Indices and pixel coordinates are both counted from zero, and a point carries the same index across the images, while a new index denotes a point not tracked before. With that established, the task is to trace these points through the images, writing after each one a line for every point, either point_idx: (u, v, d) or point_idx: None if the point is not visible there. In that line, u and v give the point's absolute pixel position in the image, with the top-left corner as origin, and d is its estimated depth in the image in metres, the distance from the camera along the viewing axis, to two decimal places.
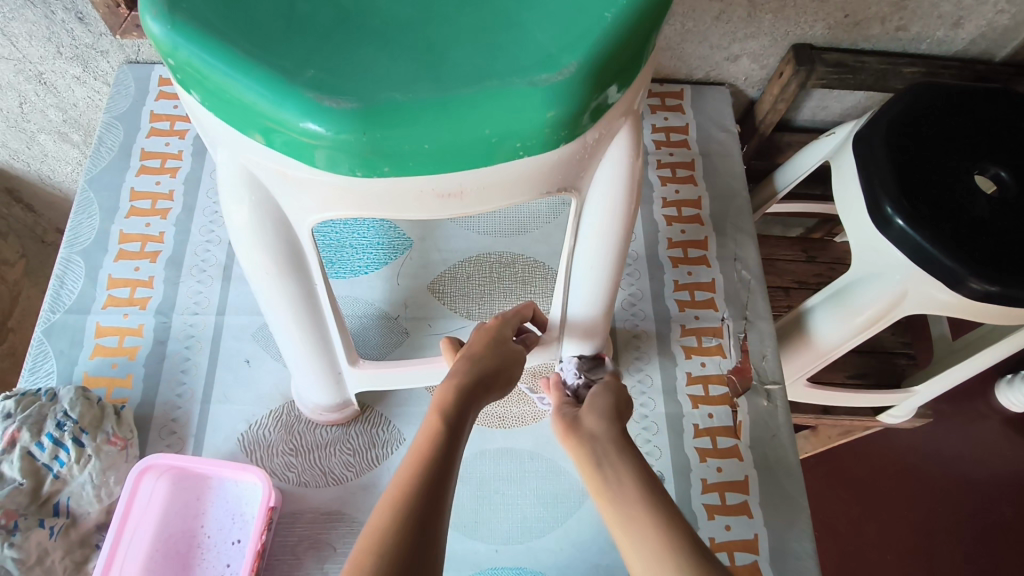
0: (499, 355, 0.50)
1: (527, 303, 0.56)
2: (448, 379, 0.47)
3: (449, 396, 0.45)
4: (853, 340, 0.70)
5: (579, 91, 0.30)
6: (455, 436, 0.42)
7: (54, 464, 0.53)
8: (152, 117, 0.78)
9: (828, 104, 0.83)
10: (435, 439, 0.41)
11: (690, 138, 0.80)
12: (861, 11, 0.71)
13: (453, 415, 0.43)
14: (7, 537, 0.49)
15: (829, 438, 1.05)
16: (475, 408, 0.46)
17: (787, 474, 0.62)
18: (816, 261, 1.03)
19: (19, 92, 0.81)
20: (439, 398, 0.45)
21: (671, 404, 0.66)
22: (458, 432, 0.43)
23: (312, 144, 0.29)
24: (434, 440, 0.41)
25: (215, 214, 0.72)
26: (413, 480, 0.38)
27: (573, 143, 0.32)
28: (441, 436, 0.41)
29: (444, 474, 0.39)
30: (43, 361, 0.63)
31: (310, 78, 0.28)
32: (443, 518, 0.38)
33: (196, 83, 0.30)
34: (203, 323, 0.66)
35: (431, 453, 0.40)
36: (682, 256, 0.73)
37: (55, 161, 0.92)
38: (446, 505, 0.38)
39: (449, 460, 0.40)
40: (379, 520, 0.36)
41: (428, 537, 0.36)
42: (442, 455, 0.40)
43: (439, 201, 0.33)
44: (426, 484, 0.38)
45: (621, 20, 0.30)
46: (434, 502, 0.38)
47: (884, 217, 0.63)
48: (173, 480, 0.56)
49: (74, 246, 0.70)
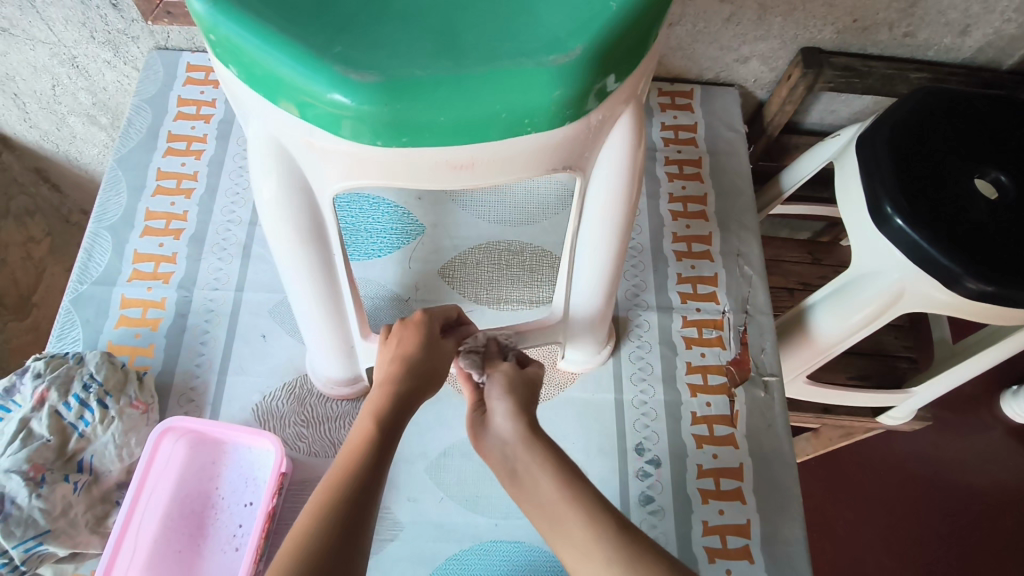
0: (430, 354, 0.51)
1: (451, 304, 0.56)
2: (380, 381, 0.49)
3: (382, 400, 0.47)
4: (852, 337, 0.72)
5: (584, 73, 0.32)
6: (383, 445, 0.45)
7: (80, 423, 0.56)
8: (179, 101, 0.81)
9: (836, 107, 0.85)
10: (364, 449, 0.44)
11: (699, 136, 0.82)
12: (870, 16, 0.73)
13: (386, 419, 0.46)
14: (35, 488, 0.52)
15: (829, 440, 1.06)
16: (406, 413, 0.48)
17: (781, 463, 0.64)
18: (821, 263, 1.05)
19: (53, 75, 0.84)
20: (372, 406, 0.47)
21: (671, 392, 0.68)
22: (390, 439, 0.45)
23: (338, 114, 0.31)
24: (364, 450, 0.44)
25: (236, 195, 0.75)
26: (338, 490, 0.41)
27: (578, 122, 0.34)
28: (370, 446, 0.44)
29: (370, 482, 0.42)
30: (71, 329, 0.67)
31: (338, 54, 0.31)
32: (365, 527, 0.40)
33: (235, 58, 0.32)
34: (223, 298, 0.69)
35: (359, 462, 0.43)
36: (686, 250, 0.75)
37: (83, 142, 0.97)
38: (368, 515, 0.41)
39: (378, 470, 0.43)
40: (302, 529, 0.39)
41: (346, 545, 0.39)
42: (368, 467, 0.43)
43: (454, 172, 0.35)
44: (349, 494, 0.41)
45: (626, 9, 0.32)
46: (355, 512, 0.40)
47: (884, 216, 0.64)
48: (190, 443, 0.59)
49: (102, 222, 0.73)
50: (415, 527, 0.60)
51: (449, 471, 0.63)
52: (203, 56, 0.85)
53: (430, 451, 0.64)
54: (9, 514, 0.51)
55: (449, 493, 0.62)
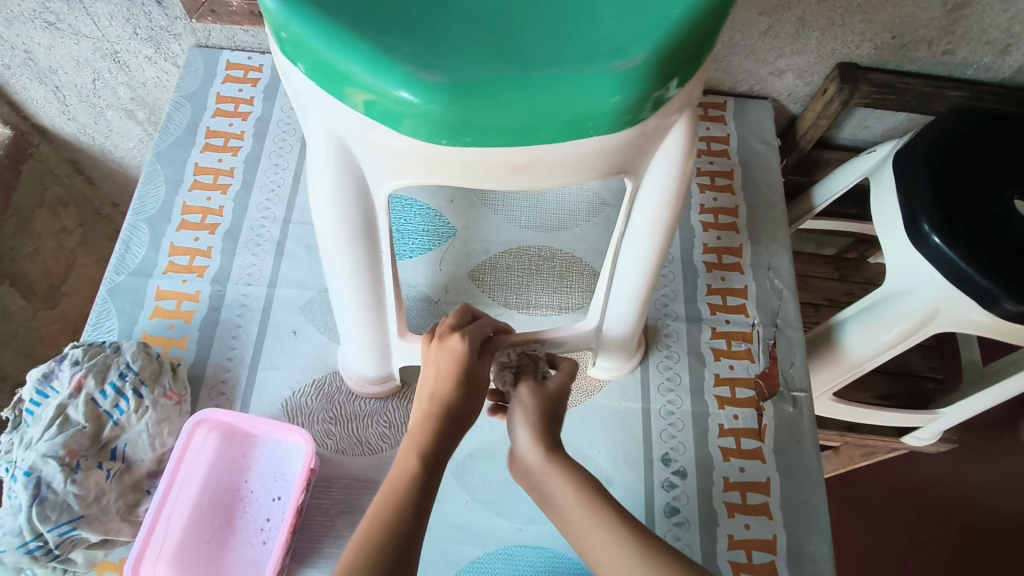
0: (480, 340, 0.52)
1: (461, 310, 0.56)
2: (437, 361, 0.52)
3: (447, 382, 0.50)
4: (884, 355, 0.71)
5: (647, 78, 0.32)
6: (428, 487, 0.45)
7: (115, 411, 0.57)
8: (218, 98, 0.82)
9: (870, 123, 0.84)
10: (409, 489, 0.44)
11: (731, 148, 0.82)
12: (909, 33, 0.73)
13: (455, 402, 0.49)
14: (70, 474, 0.53)
15: (850, 459, 1.06)
16: (449, 448, 0.49)
17: (808, 479, 0.64)
18: (848, 280, 1.04)
19: (95, 69, 0.86)
20: (417, 440, 0.48)
21: (698, 403, 0.67)
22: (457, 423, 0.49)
23: (404, 112, 0.32)
24: (409, 491, 0.44)
25: (271, 192, 0.76)
26: (383, 533, 0.42)
27: (636, 127, 0.34)
28: (414, 486, 0.45)
29: (436, 471, 0.47)
30: (106, 318, 0.68)
31: (407, 53, 0.31)
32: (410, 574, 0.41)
33: (303, 55, 0.33)
34: (255, 293, 0.70)
35: (404, 504, 0.44)
36: (716, 262, 0.75)
37: (119, 136, 0.98)
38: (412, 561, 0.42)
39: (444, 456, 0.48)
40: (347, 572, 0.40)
41: None
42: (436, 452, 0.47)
43: (512, 173, 0.35)
44: (394, 539, 0.41)
45: (689, 15, 0.33)
46: (400, 557, 0.41)
47: (920, 234, 0.64)
48: (221, 436, 0.60)
49: (140, 214, 0.74)
50: (439, 528, 0.60)
51: (474, 474, 0.63)
52: (243, 55, 0.86)
53: (456, 453, 0.64)
54: (45, 499, 0.52)
55: (474, 496, 0.62)
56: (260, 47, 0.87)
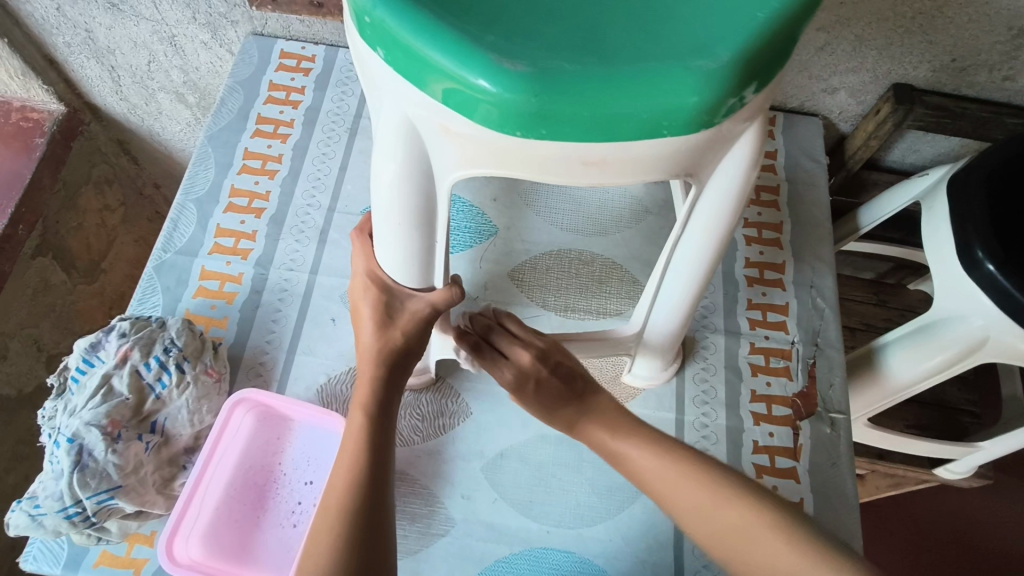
0: (396, 358, 0.50)
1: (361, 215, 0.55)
2: (354, 409, 0.49)
3: (359, 432, 0.48)
4: (925, 382, 0.70)
5: (728, 80, 0.32)
6: (378, 439, 0.48)
7: (157, 385, 0.58)
8: (270, 85, 0.84)
9: (920, 147, 0.83)
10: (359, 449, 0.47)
11: (778, 164, 0.81)
12: (970, 57, 0.71)
13: (371, 452, 0.47)
14: (111, 444, 0.53)
15: (877, 488, 1.04)
16: (395, 396, 0.51)
17: (843, 503, 0.62)
18: (887, 305, 1.03)
19: (151, 51, 0.88)
20: (359, 399, 0.50)
21: (733, 418, 0.66)
22: (380, 470, 0.46)
23: (483, 101, 0.32)
24: (359, 452, 0.47)
25: (317, 180, 0.77)
26: (342, 492, 0.45)
27: (711, 130, 0.34)
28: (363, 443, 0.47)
29: (385, 422, 0.49)
30: (151, 295, 0.69)
31: (491, 43, 0.32)
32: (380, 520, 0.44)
33: (386, 42, 0.34)
34: (297, 279, 0.70)
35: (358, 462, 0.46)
36: (758, 276, 0.74)
37: (168, 119, 1.01)
38: (380, 505, 0.45)
39: (377, 508, 0.44)
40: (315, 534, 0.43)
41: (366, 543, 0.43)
42: (365, 507, 0.44)
43: (584, 168, 0.35)
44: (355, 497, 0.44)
45: (773, 22, 0.33)
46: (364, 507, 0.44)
47: (973, 260, 0.63)
48: (257, 417, 0.60)
49: (189, 195, 0.75)
50: (466, 525, 0.60)
51: (504, 473, 0.63)
52: (297, 45, 0.88)
53: (487, 451, 0.64)
54: (86, 466, 0.52)
55: (503, 495, 0.61)
56: (313, 38, 0.88)
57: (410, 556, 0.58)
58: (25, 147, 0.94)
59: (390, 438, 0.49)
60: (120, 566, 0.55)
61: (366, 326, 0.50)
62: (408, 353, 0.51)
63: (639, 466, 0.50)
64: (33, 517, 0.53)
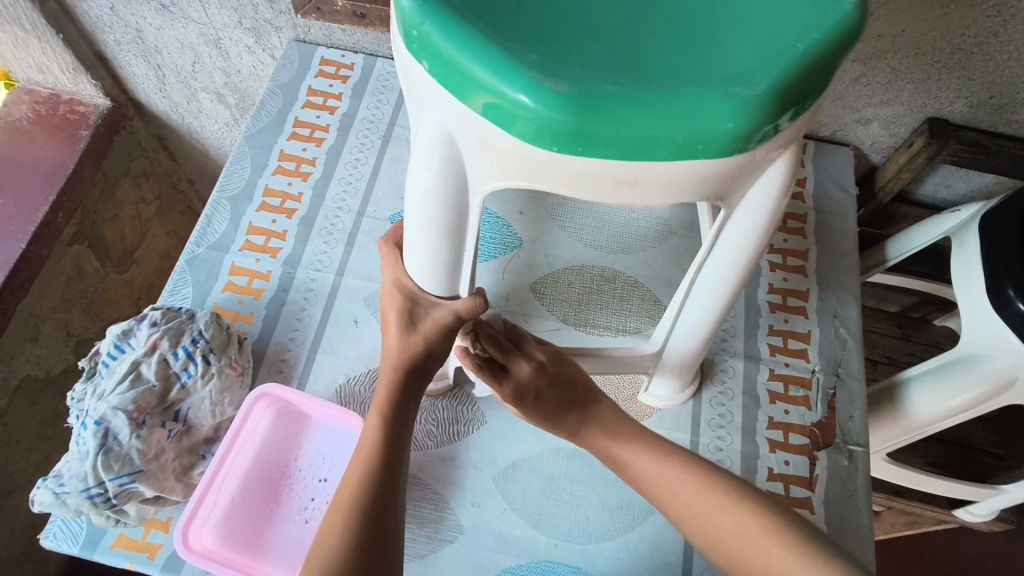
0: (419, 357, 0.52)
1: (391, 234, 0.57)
2: (373, 411, 0.50)
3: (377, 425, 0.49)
4: (947, 420, 0.69)
5: (765, 107, 0.32)
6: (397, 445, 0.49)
7: (183, 374, 0.59)
8: (309, 90, 0.86)
9: (952, 182, 0.82)
10: (375, 451, 0.48)
11: (806, 192, 0.81)
12: (1008, 95, 0.71)
13: (385, 446, 0.48)
14: (136, 429, 0.55)
15: (893, 526, 1.03)
16: (413, 403, 0.52)
17: (858, 539, 0.61)
18: (910, 340, 1.02)
19: (196, 53, 0.91)
20: (379, 402, 0.50)
21: (749, 443, 0.66)
22: (392, 464, 0.47)
23: (523, 117, 0.33)
24: (373, 455, 0.47)
25: (348, 185, 0.79)
26: (355, 494, 0.45)
27: (746, 155, 0.35)
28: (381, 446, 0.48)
29: (403, 428, 0.50)
30: (182, 287, 0.71)
31: (534, 61, 0.33)
32: (391, 526, 0.45)
33: (432, 55, 0.35)
34: (323, 280, 0.72)
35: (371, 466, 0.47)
36: (780, 303, 0.74)
37: (206, 118, 1.04)
38: (392, 509, 0.46)
39: (386, 502, 0.45)
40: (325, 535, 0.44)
41: (374, 549, 0.43)
42: (375, 502, 0.45)
43: (617, 187, 0.36)
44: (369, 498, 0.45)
45: (812, 53, 0.33)
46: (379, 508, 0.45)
47: (1004, 299, 0.62)
48: (277, 412, 0.61)
49: (224, 192, 0.77)
50: (474, 533, 0.60)
51: (514, 483, 0.63)
52: (337, 52, 0.90)
53: (499, 461, 0.64)
54: (110, 449, 0.54)
55: (513, 505, 0.62)
56: (353, 46, 0.90)
57: (417, 560, 0.59)
58: (69, 138, 0.97)
59: (406, 436, 0.50)
60: (135, 549, 0.56)
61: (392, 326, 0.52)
62: (431, 357, 0.52)
63: (638, 468, 0.52)
64: (56, 495, 0.54)
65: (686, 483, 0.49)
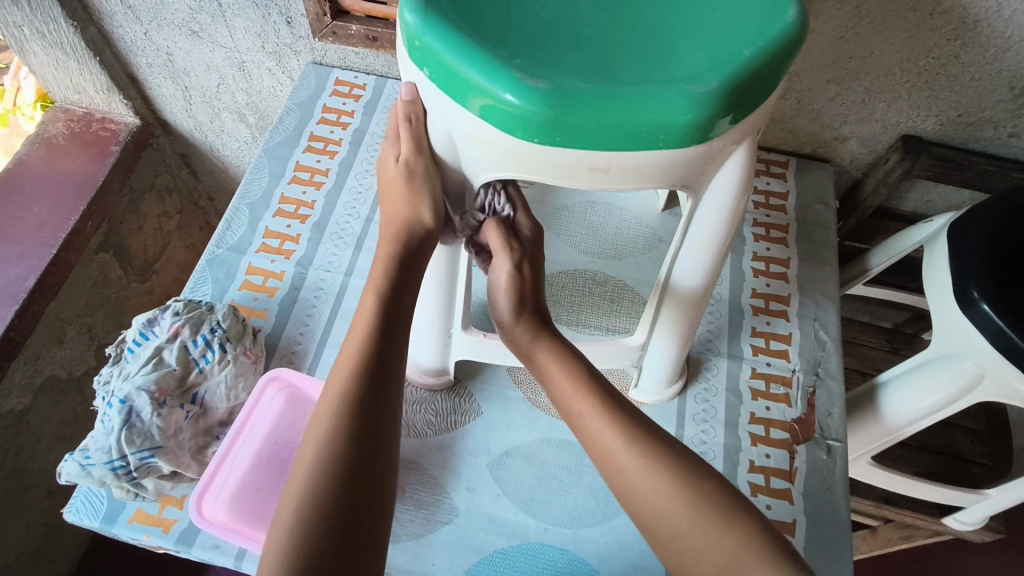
0: (411, 243, 0.51)
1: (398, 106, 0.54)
2: (369, 288, 0.50)
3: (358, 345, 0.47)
4: (920, 422, 0.73)
5: (717, 102, 0.38)
6: (389, 318, 0.49)
7: (202, 360, 0.64)
8: (324, 108, 0.93)
9: (931, 198, 0.87)
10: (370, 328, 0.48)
11: (789, 205, 0.86)
12: (975, 113, 0.75)
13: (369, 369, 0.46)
14: (157, 407, 0.59)
15: (888, 540, 1.05)
16: (411, 274, 0.51)
17: (836, 528, 0.64)
18: (899, 353, 1.05)
19: (221, 75, 0.98)
20: (376, 277, 0.50)
21: (731, 436, 0.69)
22: (378, 387, 0.46)
23: (509, 112, 0.38)
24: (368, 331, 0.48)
25: (358, 195, 0.84)
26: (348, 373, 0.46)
27: (703, 145, 0.40)
28: (374, 321, 0.48)
29: (399, 298, 0.50)
30: (202, 285, 0.76)
31: (518, 65, 0.38)
32: (390, 402, 0.47)
33: (432, 62, 0.40)
34: (333, 280, 0.77)
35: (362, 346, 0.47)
36: (763, 306, 0.78)
37: (228, 136, 1.11)
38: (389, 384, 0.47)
39: (378, 404, 0.46)
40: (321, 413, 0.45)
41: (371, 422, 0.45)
42: (368, 380, 0.46)
43: (592, 173, 0.41)
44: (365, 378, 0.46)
45: (757, 57, 0.39)
46: (375, 389, 0.46)
47: (969, 299, 0.65)
48: (288, 397, 0.66)
49: (244, 199, 0.83)
50: (469, 515, 0.64)
51: (507, 470, 0.66)
52: (351, 74, 0.96)
53: (493, 449, 0.68)
54: (133, 425, 0.58)
55: (506, 491, 0.65)
56: (365, 69, 0.97)
57: (415, 540, 0.62)
58: (100, 153, 1.04)
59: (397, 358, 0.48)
60: (151, 523, 0.60)
61: (397, 217, 0.52)
62: (425, 237, 0.52)
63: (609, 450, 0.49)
64: (83, 466, 0.59)
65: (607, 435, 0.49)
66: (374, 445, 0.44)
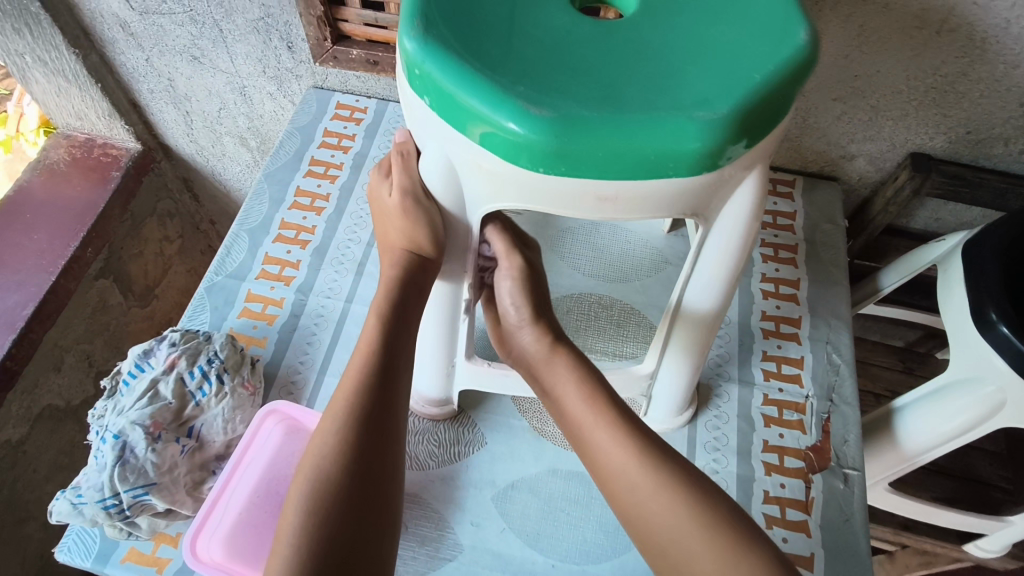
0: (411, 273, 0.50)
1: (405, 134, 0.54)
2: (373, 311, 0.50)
3: (358, 369, 0.47)
4: (939, 448, 0.70)
5: (727, 128, 0.36)
6: (390, 342, 0.48)
7: (198, 393, 0.62)
8: (325, 132, 0.92)
9: (942, 216, 0.86)
10: (373, 351, 0.47)
11: (797, 224, 0.84)
12: (984, 130, 0.74)
13: (368, 395, 0.45)
14: (151, 442, 0.58)
15: (907, 567, 1.02)
16: (416, 301, 0.51)
17: (855, 563, 0.61)
18: (914, 374, 1.02)
19: (222, 100, 0.98)
20: (380, 300, 0.50)
21: (745, 466, 0.67)
22: (381, 406, 0.45)
23: (512, 141, 0.37)
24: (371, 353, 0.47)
25: (359, 219, 0.83)
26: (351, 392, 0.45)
27: (714, 172, 0.38)
28: (379, 342, 0.48)
29: (400, 324, 0.50)
30: (201, 312, 0.75)
31: (520, 92, 0.37)
32: (391, 422, 0.46)
33: (432, 90, 0.39)
34: (334, 306, 0.76)
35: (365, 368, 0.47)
36: (774, 329, 0.76)
37: (230, 160, 1.10)
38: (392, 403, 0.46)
39: (379, 424, 0.45)
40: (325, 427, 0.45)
41: (371, 442, 0.44)
42: (372, 400, 0.45)
43: (599, 203, 0.40)
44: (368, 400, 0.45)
45: (767, 82, 0.38)
46: (378, 411, 0.45)
47: (986, 322, 0.63)
48: (286, 429, 0.64)
49: (243, 225, 0.82)
50: (473, 552, 0.61)
51: (513, 503, 0.64)
52: (352, 97, 0.96)
53: (498, 481, 0.66)
54: (127, 461, 0.56)
55: (512, 525, 0.63)
56: (367, 92, 0.96)
57: None
58: (102, 179, 1.03)
59: (399, 383, 0.48)
60: (144, 563, 0.58)
61: (394, 247, 0.51)
62: (423, 266, 0.50)
63: (623, 472, 0.47)
64: (75, 504, 0.57)
65: (620, 456, 0.48)
66: (375, 466, 0.43)
